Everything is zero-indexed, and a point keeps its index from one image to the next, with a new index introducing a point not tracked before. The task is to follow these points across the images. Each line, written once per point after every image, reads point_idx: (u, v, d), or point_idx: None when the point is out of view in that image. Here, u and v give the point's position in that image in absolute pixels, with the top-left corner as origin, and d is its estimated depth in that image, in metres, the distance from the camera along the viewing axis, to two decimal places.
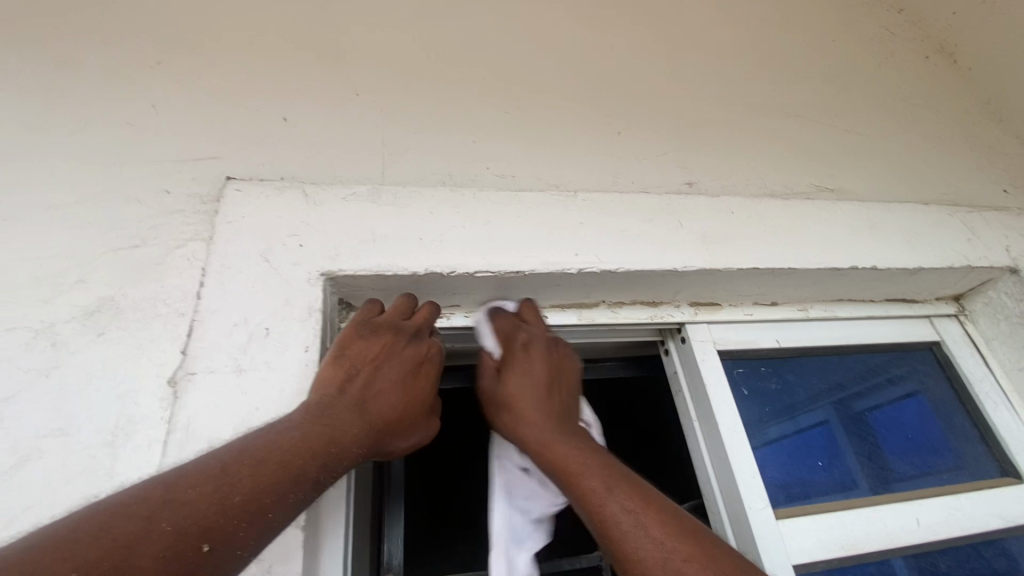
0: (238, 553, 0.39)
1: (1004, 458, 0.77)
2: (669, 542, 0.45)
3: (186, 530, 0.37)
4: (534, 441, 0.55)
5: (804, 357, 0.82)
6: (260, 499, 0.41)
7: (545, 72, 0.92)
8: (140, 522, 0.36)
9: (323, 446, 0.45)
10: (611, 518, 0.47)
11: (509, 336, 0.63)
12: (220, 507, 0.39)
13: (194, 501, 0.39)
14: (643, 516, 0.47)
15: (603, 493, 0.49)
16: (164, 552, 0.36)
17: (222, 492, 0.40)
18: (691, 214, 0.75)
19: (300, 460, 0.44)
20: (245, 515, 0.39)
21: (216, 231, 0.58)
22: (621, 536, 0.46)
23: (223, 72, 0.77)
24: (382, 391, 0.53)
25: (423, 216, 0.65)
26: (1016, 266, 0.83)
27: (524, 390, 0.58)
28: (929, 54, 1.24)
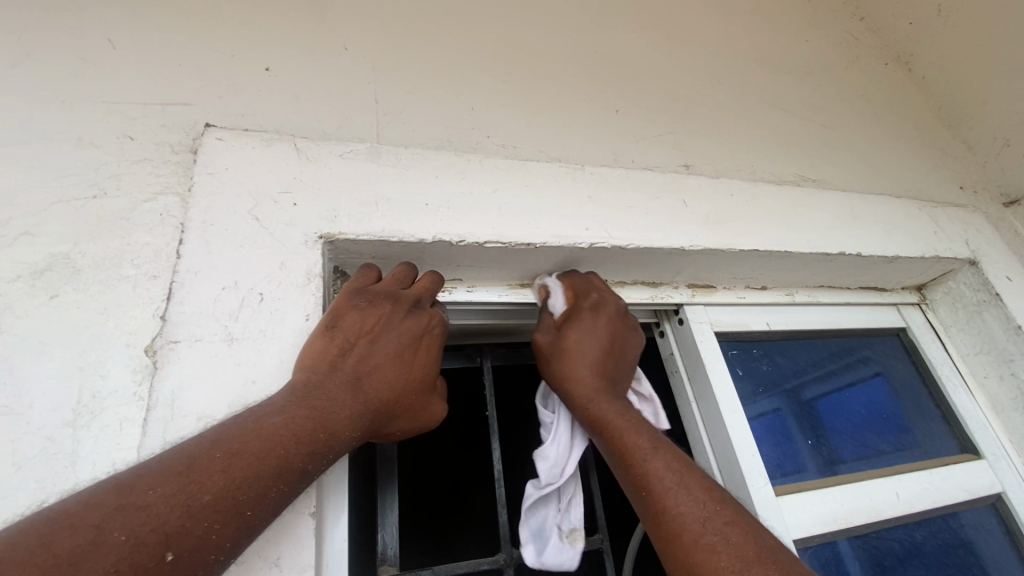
0: (213, 559, 0.30)
1: (964, 437, 0.83)
2: (712, 504, 0.47)
3: (147, 538, 0.28)
4: (588, 393, 0.57)
5: (789, 340, 0.84)
6: (239, 497, 0.31)
7: (541, 44, 0.89)
8: (87, 534, 0.27)
9: (313, 432, 0.36)
10: (655, 472, 0.49)
11: (576, 297, 0.64)
12: (185, 509, 0.29)
13: (155, 503, 0.29)
14: (687, 476, 0.49)
15: (648, 451, 0.51)
16: (119, 567, 0.27)
17: (191, 488, 0.30)
18: (693, 194, 0.75)
19: (285, 449, 0.34)
20: (222, 516, 0.30)
21: (195, 183, 0.50)
22: (662, 492, 0.48)
23: (192, 10, 0.68)
24: (379, 368, 0.44)
25: (430, 180, 0.60)
26: (976, 259, 0.89)
27: (591, 343, 0.60)
28: (888, 61, 1.30)
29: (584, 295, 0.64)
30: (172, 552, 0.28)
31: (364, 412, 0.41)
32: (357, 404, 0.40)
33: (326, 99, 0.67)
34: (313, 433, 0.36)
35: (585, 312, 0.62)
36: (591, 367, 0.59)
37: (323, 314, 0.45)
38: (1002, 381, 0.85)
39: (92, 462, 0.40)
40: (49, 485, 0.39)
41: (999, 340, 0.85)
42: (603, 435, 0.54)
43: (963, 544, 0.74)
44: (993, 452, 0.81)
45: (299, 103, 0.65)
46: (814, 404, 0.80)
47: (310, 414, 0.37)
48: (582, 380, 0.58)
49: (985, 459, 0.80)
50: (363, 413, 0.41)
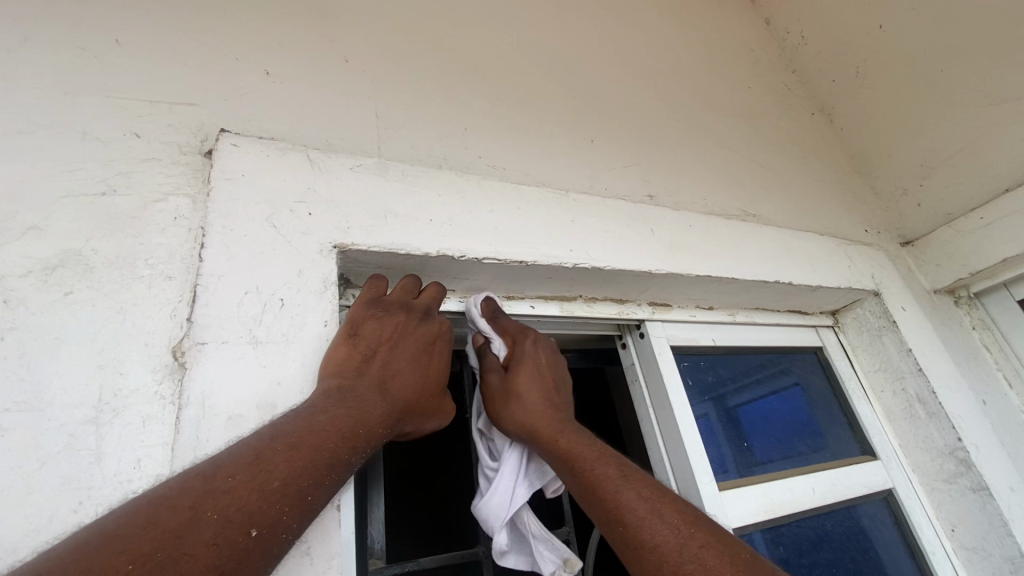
0: (285, 538, 0.35)
1: (864, 441, 0.98)
2: (686, 529, 0.49)
3: (234, 517, 0.33)
4: (553, 429, 0.59)
5: (729, 355, 0.96)
6: (300, 483, 0.36)
7: (524, 71, 0.96)
8: (186, 514, 0.32)
9: (354, 429, 0.41)
10: (626, 505, 0.51)
11: (514, 340, 0.66)
12: (262, 492, 0.34)
13: (235, 488, 0.34)
14: (660, 505, 0.51)
15: (619, 482, 0.53)
16: (216, 540, 0.31)
17: (261, 476, 0.35)
18: (658, 223, 0.84)
19: (333, 443, 0.39)
20: (290, 500, 0.35)
21: (213, 187, 0.52)
22: (637, 522, 0.50)
23: (192, 8, 0.68)
24: (398, 372, 0.49)
25: (433, 198, 0.64)
26: (878, 291, 1.06)
27: (530, 385, 0.63)
28: (814, 112, 1.48)
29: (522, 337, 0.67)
30: (255, 528, 0.33)
31: (389, 412, 0.46)
32: (384, 405, 0.46)
33: (329, 110, 0.69)
34: (354, 430, 0.41)
35: (527, 354, 0.65)
36: (536, 404, 0.62)
37: (344, 323, 0.49)
38: (895, 395, 1.01)
39: (118, 459, 0.41)
40: (74, 481, 0.39)
41: (894, 360, 1.01)
42: (569, 470, 0.55)
43: (862, 530, 0.88)
44: (886, 454, 0.97)
45: (304, 112, 0.67)
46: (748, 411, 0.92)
47: (350, 413, 0.42)
48: (539, 419, 0.60)
49: (880, 460, 0.96)
50: (389, 412, 0.46)
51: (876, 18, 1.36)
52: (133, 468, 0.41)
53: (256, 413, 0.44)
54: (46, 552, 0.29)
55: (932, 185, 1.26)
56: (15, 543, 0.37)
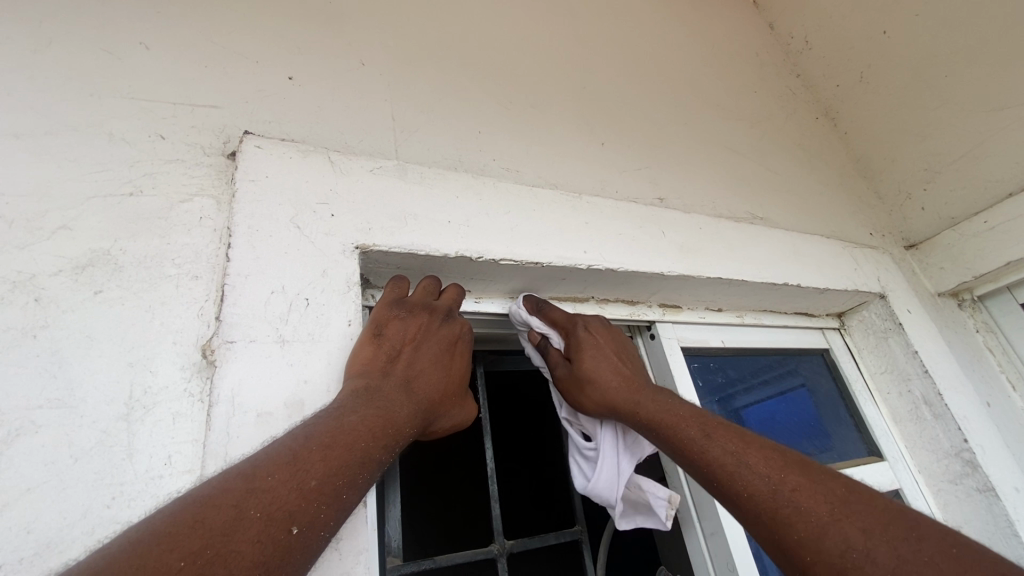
0: (323, 535, 0.36)
1: (871, 442, 0.99)
2: (778, 475, 0.49)
3: (276, 516, 0.33)
4: (628, 403, 0.60)
5: (738, 356, 0.97)
6: (336, 481, 0.37)
7: (536, 75, 0.97)
8: (230, 512, 0.32)
9: (383, 427, 0.42)
10: (716, 461, 0.52)
11: (568, 332, 0.68)
12: (301, 491, 0.35)
13: (274, 487, 0.34)
14: (745, 454, 0.51)
15: (703, 441, 0.53)
16: (260, 539, 0.32)
17: (299, 476, 0.36)
18: (669, 226, 0.85)
19: (365, 442, 0.40)
20: (328, 498, 0.36)
21: (238, 189, 0.53)
22: (728, 476, 0.50)
23: (212, 12, 0.68)
24: (421, 369, 0.50)
25: (450, 200, 0.65)
26: (884, 293, 1.07)
27: (599, 362, 0.64)
28: (819, 116, 1.49)
29: (573, 325, 0.68)
30: (295, 526, 0.34)
31: (416, 409, 0.47)
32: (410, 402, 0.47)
33: (347, 112, 0.70)
34: (386, 428, 0.42)
35: (584, 341, 0.66)
36: (610, 380, 0.63)
37: (369, 323, 0.50)
38: (901, 396, 1.02)
39: (150, 455, 0.42)
40: (107, 477, 0.40)
41: (900, 362, 1.02)
42: (656, 433, 0.57)
43: None
44: (892, 455, 0.98)
45: (322, 114, 0.68)
46: (755, 411, 0.93)
47: (379, 412, 0.43)
48: (615, 393, 0.62)
49: (887, 461, 0.97)
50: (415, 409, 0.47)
51: (881, 23, 1.37)
52: (164, 466, 0.41)
53: (284, 411, 0.45)
54: (97, 550, 0.29)
55: (936, 189, 1.27)
56: (52, 536, 0.37)
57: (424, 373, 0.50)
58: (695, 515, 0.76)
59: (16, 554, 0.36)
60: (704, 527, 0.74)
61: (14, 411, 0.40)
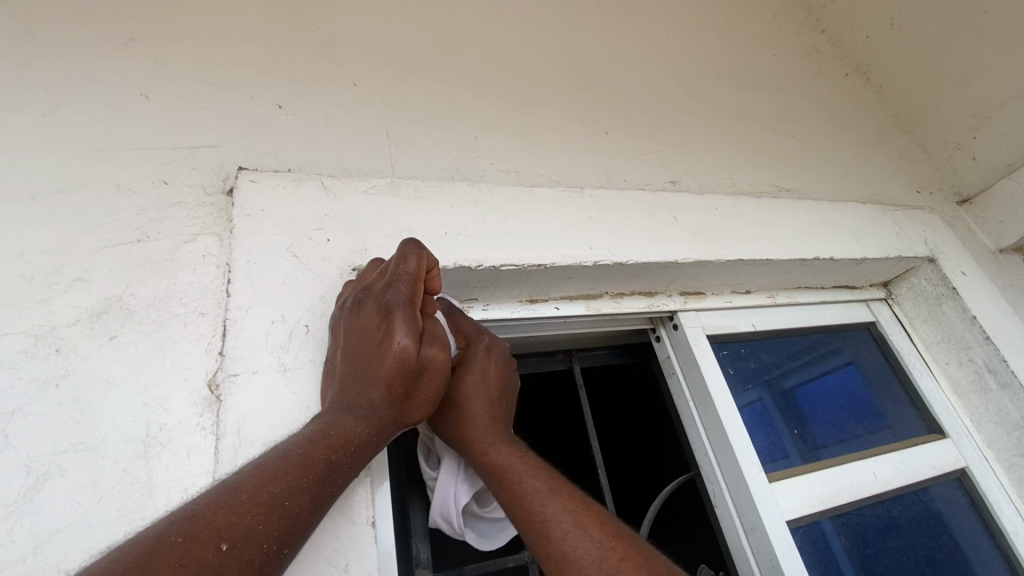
0: (266, 547, 0.35)
1: (930, 418, 0.92)
2: (608, 542, 0.48)
3: (200, 536, 0.34)
4: (482, 440, 0.55)
5: (773, 338, 0.92)
6: (273, 493, 0.37)
7: (532, 70, 0.95)
8: (148, 541, 0.33)
9: (324, 441, 0.42)
10: (553, 518, 0.49)
11: (468, 343, 0.61)
12: (228, 508, 0.35)
13: (198, 511, 0.35)
14: (584, 519, 0.49)
15: (546, 494, 0.51)
16: (183, 561, 0.32)
17: (230, 493, 0.37)
18: (682, 211, 0.81)
19: (298, 456, 0.40)
20: (263, 509, 0.36)
21: (235, 224, 0.54)
22: (561, 536, 0.48)
23: (205, 54, 0.71)
24: (361, 371, 0.46)
25: (446, 211, 0.65)
26: (933, 256, 0.98)
27: (477, 389, 0.58)
28: (848, 71, 1.39)
29: (476, 338, 0.61)
30: (225, 542, 0.34)
31: (363, 415, 0.45)
32: (354, 411, 0.45)
33: (341, 135, 0.71)
34: (327, 438, 0.42)
35: (476, 358, 0.59)
36: (481, 413, 0.57)
37: (335, 347, 0.49)
38: (961, 366, 0.94)
39: (168, 489, 0.44)
40: (128, 513, 0.42)
41: (957, 329, 0.94)
42: (496, 478, 0.53)
43: (935, 514, 0.83)
44: (955, 431, 0.90)
45: (317, 141, 0.69)
46: (797, 395, 0.88)
47: (317, 427, 0.43)
48: (473, 426, 0.56)
49: (949, 438, 0.89)
50: (366, 417, 0.45)
51: None
52: (181, 497, 0.44)
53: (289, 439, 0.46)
54: None
55: (987, 136, 1.16)
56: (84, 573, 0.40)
57: (370, 379, 0.46)
58: (734, 511, 0.73)
59: None
60: (745, 522, 0.71)
61: (43, 457, 0.43)
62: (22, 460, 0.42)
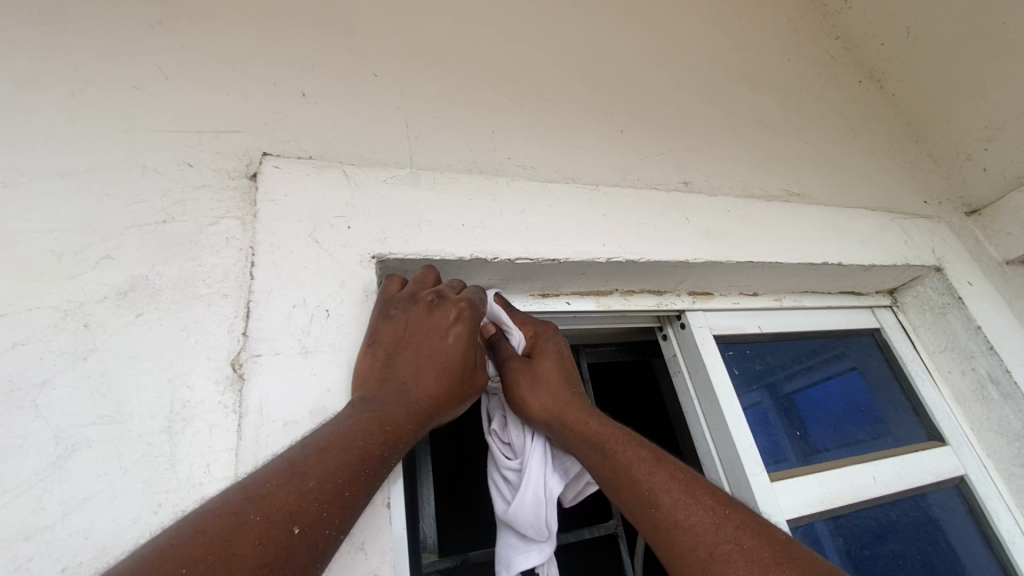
0: (329, 532, 0.39)
1: (931, 425, 0.93)
2: (722, 511, 0.48)
3: (277, 518, 0.37)
4: (577, 414, 0.59)
5: (779, 341, 0.92)
6: (336, 479, 0.41)
7: (549, 66, 0.96)
8: (229, 521, 0.36)
9: (380, 426, 0.45)
10: (660, 486, 0.50)
11: (535, 332, 0.67)
12: (300, 493, 0.39)
13: (273, 491, 0.38)
14: (692, 487, 0.50)
15: (652, 465, 0.52)
16: (262, 540, 0.36)
17: (298, 480, 0.40)
18: (694, 211, 0.82)
19: (360, 442, 0.43)
20: (328, 497, 0.40)
21: (258, 209, 0.55)
22: (671, 505, 0.49)
23: (230, 39, 0.72)
24: (423, 373, 0.51)
25: (463, 203, 0.66)
26: (941, 266, 0.99)
27: (554, 370, 0.63)
28: (862, 79, 1.40)
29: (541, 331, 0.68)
30: (297, 526, 0.37)
31: (416, 412, 0.49)
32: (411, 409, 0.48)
33: (361, 124, 0.72)
34: (381, 431, 0.45)
35: (545, 343, 0.66)
36: (561, 390, 0.62)
37: (383, 338, 0.51)
38: (963, 375, 0.95)
39: (189, 464, 0.45)
40: (152, 485, 0.44)
41: (960, 338, 0.95)
42: (595, 451, 0.55)
43: (933, 520, 0.84)
44: (956, 439, 0.91)
45: (337, 129, 0.70)
46: (798, 398, 0.88)
47: (373, 416, 0.46)
48: (563, 404, 0.60)
49: (949, 446, 0.90)
50: (418, 412, 0.49)
51: None
52: (201, 472, 0.45)
53: (309, 421, 0.46)
54: None
55: (998, 147, 1.16)
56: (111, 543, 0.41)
57: (428, 380, 0.51)
58: None
59: (79, 556, 0.40)
60: None
61: (71, 428, 0.44)
62: (51, 431, 0.44)
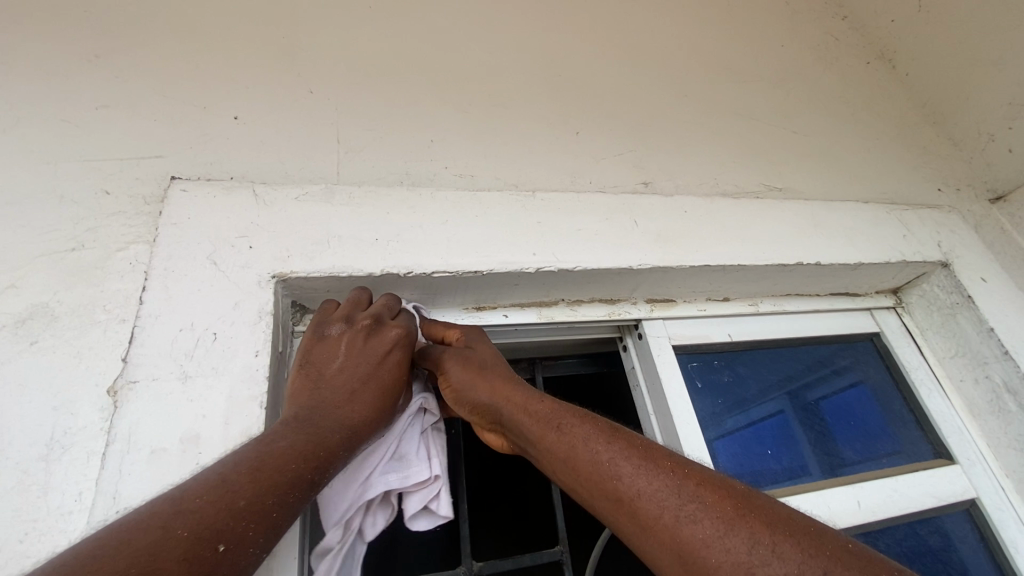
0: (251, 550, 0.41)
1: (937, 441, 0.83)
2: (679, 472, 0.48)
3: (203, 533, 0.39)
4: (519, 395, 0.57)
5: (755, 350, 0.85)
6: (263, 500, 0.42)
7: (503, 70, 0.92)
8: (157, 532, 0.38)
9: (311, 448, 0.47)
10: (615, 459, 0.49)
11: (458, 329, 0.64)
12: (230, 512, 0.41)
13: (203, 507, 0.40)
14: (647, 452, 0.50)
15: (605, 439, 0.51)
16: (187, 555, 0.38)
17: (228, 499, 0.41)
18: (645, 213, 0.76)
19: (293, 463, 0.45)
20: (254, 515, 0.41)
21: (160, 233, 0.56)
22: (631, 474, 0.48)
23: (164, 67, 0.73)
24: (356, 397, 0.53)
25: (379, 217, 0.64)
26: (947, 261, 0.88)
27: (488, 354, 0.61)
28: (870, 60, 1.28)
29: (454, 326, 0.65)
30: (221, 543, 0.39)
31: (348, 430, 0.50)
32: (342, 422, 0.50)
33: (289, 143, 0.72)
34: (309, 451, 0.47)
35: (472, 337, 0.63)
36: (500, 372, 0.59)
37: (313, 356, 0.54)
38: (976, 384, 0.84)
39: (63, 492, 0.45)
40: (22, 514, 0.44)
41: (972, 342, 0.85)
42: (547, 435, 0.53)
43: (933, 550, 0.74)
44: (967, 457, 0.81)
45: (263, 149, 0.70)
46: (800, 410, 0.82)
47: (303, 436, 0.47)
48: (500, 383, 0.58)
49: (958, 465, 0.80)
50: (348, 426, 0.51)
51: None
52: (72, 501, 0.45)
53: (177, 449, 0.45)
54: None
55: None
56: None
57: (359, 400, 0.52)
58: None
59: None
60: None
61: None
62: None
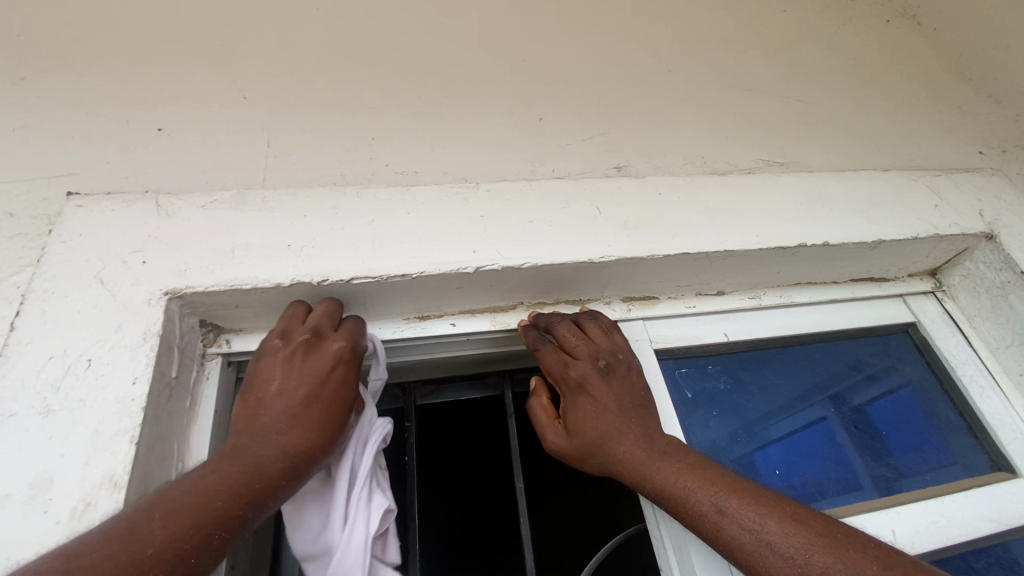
0: None
1: (996, 451, 0.68)
2: (805, 552, 0.42)
3: None
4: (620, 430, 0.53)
5: (760, 350, 0.73)
6: (179, 545, 0.36)
7: (458, 57, 0.85)
8: None
9: (245, 483, 0.41)
10: (735, 536, 0.44)
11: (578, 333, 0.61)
12: (132, 565, 0.34)
13: (101, 563, 0.34)
14: (765, 523, 0.44)
15: (717, 507, 0.46)
16: None
17: (134, 547, 0.35)
18: (611, 198, 0.67)
19: (219, 502, 0.39)
20: (166, 565, 0.36)
21: (46, 251, 0.51)
22: (749, 558, 0.43)
23: (87, 82, 0.70)
24: (298, 420, 0.47)
25: (294, 220, 0.57)
26: (993, 232, 0.74)
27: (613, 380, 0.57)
28: (891, 18, 1.13)
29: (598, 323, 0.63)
30: None
31: (290, 458, 0.45)
32: (285, 447, 0.45)
33: (214, 151, 0.67)
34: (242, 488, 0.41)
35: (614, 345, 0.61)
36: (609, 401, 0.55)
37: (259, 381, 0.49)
38: None
39: None
40: None
41: None
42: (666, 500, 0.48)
43: None
44: None
45: (184, 159, 0.65)
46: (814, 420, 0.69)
47: (237, 470, 0.42)
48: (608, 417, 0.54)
49: None
50: (290, 455, 0.45)
51: None
52: None
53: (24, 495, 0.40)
54: None
55: None
56: None
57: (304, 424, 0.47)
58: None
59: None
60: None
61: None
62: None
